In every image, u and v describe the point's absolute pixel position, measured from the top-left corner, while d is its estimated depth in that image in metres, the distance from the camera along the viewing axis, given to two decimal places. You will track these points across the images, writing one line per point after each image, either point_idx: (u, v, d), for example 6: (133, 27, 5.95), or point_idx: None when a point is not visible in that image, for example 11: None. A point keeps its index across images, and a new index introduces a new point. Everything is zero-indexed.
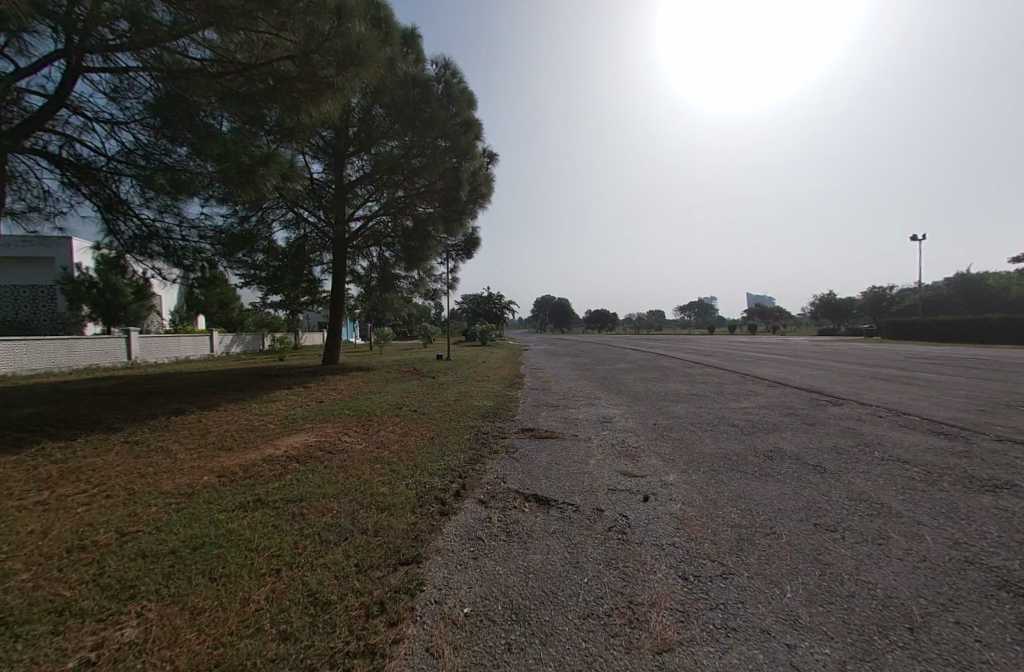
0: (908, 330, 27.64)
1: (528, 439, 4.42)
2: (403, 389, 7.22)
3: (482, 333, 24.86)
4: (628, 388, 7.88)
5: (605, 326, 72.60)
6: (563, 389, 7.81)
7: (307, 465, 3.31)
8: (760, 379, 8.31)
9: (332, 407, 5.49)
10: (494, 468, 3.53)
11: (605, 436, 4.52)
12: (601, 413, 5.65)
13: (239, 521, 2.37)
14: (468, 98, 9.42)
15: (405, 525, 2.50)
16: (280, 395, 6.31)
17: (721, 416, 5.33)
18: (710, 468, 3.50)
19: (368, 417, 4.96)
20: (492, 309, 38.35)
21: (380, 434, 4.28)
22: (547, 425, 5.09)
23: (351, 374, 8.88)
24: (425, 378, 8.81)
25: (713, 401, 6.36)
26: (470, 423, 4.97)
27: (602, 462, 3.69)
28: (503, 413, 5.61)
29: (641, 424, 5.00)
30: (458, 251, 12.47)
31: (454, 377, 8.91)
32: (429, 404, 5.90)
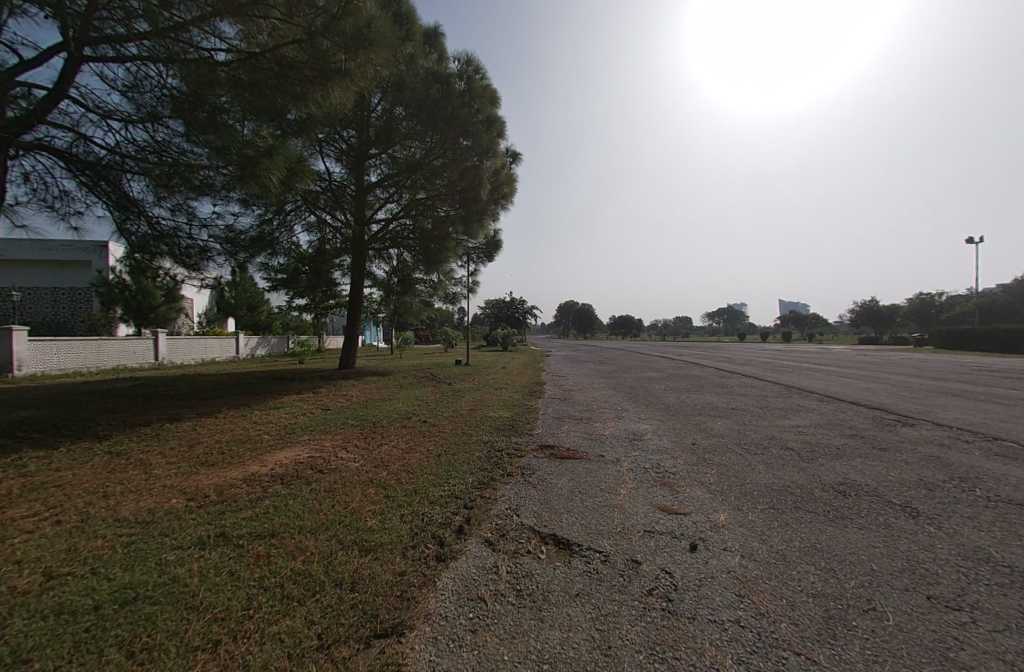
0: (966, 340, 25.34)
1: (548, 460, 3.87)
2: (416, 396, 6.79)
3: (502, 339, 24.42)
4: (659, 399, 7.20)
5: (628, 332, 70.91)
6: (587, 399, 7.21)
7: (292, 488, 2.90)
8: (810, 392, 7.44)
9: (337, 416, 5.10)
10: (507, 498, 2.99)
11: (638, 457, 3.92)
12: (631, 428, 5.03)
13: (188, 565, 2.01)
14: (491, 94, 8.92)
15: (390, 575, 2.02)
16: (288, 400, 6.01)
17: (770, 436, 4.62)
18: (770, 504, 2.87)
19: (373, 429, 4.53)
20: (513, 314, 37.94)
21: (382, 449, 3.82)
22: (569, 441, 4.53)
23: (364, 379, 8.57)
24: (440, 384, 8.37)
25: (759, 417, 5.64)
26: (484, 438, 4.46)
27: (637, 492, 3.09)
28: (520, 426, 5.07)
29: (678, 443, 4.37)
30: (478, 253, 12.05)
31: (470, 384, 8.46)
32: (441, 414, 5.45)
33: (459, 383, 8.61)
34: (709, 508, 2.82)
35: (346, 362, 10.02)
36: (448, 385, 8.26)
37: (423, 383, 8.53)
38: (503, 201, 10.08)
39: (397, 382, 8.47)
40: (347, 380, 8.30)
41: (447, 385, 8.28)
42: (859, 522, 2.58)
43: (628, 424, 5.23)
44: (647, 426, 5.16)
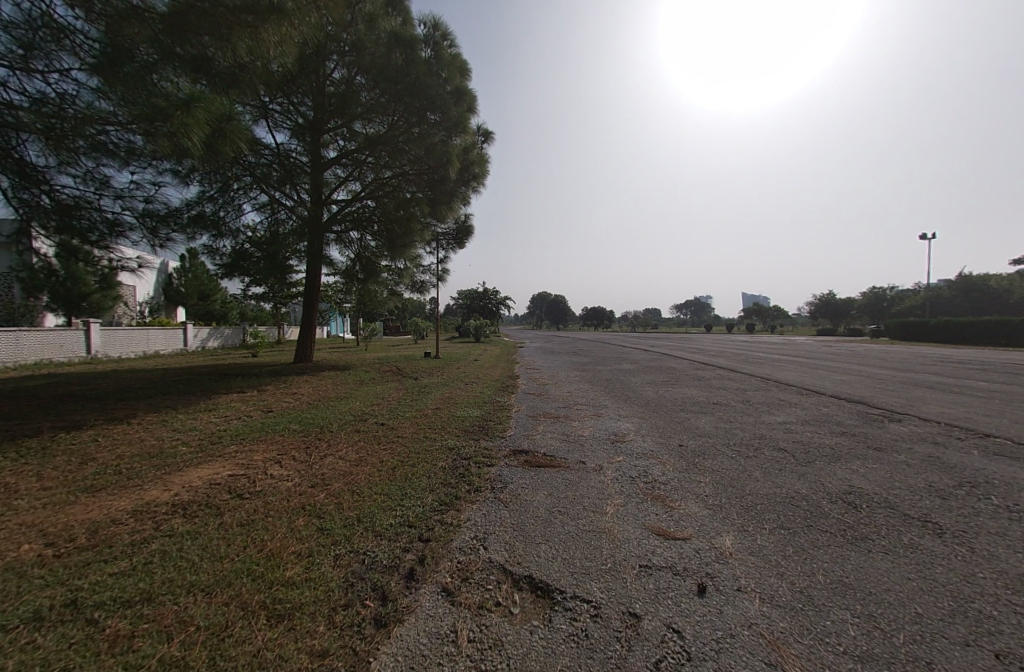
0: (917, 331, 26.93)
1: (521, 468, 3.38)
2: (377, 393, 6.11)
3: (476, 330, 23.78)
4: (638, 394, 6.87)
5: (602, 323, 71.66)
6: (563, 395, 6.76)
7: (198, 521, 2.25)
8: (787, 385, 7.32)
9: (279, 419, 4.39)
10: (471, 522, 2.46)
11: (622, 464, 3.49)
12: (613, 428, 4.62)
13: (3, 661, 1.36)
14: (461, 63, 8.20)
15: (306, 655, 1.45)
16: (225, 400, 5.24)
17: (759, 435, 4.32)
18: (778, 524, 2.49)
19: (318, 435, 3.87)
20: (487, 304, 37.25)
21: (325, 462, 3.20)
22: (545, 444, 4.06)
23: (322, 374, 7.81)
24: (406, 379, 7.74)
25: (743, 412, 5.39)
26: (449, 443, 3.91)
27: (626, 510, 2.64)
28: (491, 427, 4.55)
29: (665, 446, 3.98)
30: (448, 239, 11.34)
31: (440, 379, 7.88)
32: (403, 414, 4.86)
33: (428, 378, 8.02)
34: (712, 531, 2.40)
35: (302, 356, 9.18)
36: (415, 380, 7.64)
37: (388, 378, 7.88)
38: (475, 184, 9.43)
39: (359, 377, 7.78)
40: (303, 376, 7.53)
41: (414, 380, 7.67)
42: (880, 545, 2.26)
43: (609, 423, 4.82)
44: (630, 425, 4.77)
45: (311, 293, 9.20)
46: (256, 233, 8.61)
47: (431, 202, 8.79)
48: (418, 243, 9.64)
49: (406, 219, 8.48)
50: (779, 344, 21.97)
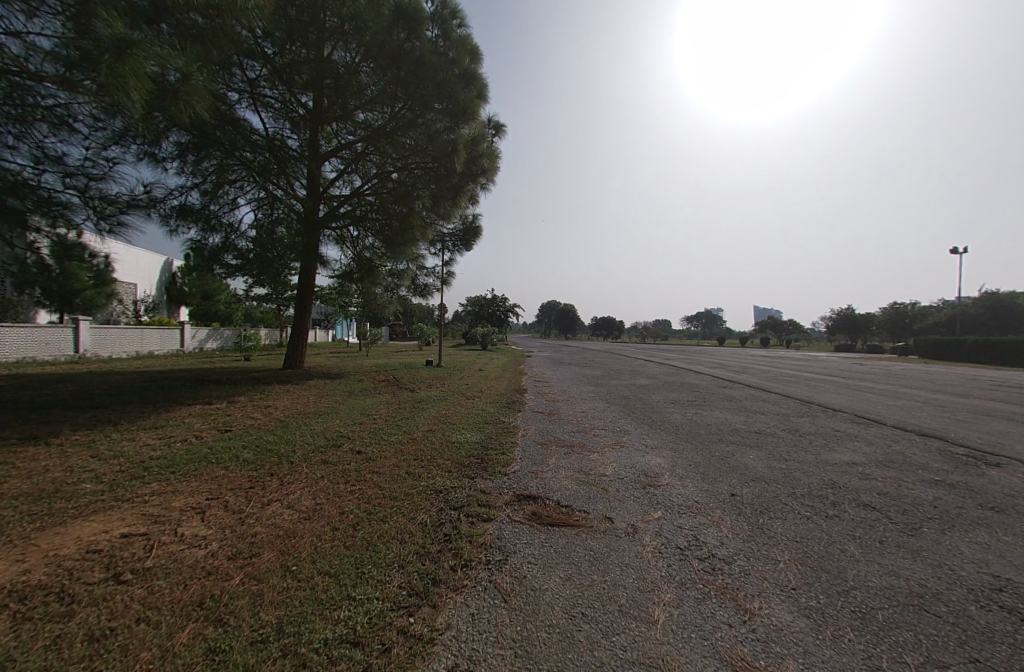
0: (950, 350, 25.38)
1: (528, 527, 2.52)
2: (362, 409, 5.28)
3: (483, 337, 23.08)
4: (663, 416, 5.96)
5: (612, 333, 70.43)
6: (577, 415, 5.89)
7: (28, 634, 1.45)
8: (835, 411, 6.36)
9: (234, 441, 3.59)
10: (452, 637, 1.59)
11: (663, 524, 2.61)
12: (642, 464, 3.74)
13: None
14: (471, 46, 7.53)
15: None
16: (182, 413, 4.46)
17: (831, 483, 3.41)
18: (926, 654, 1.60)
19: (274, 468, 3.05)
20: (496, 311, 36.55)
21: (265, 514, 2.37)
22: (560, 486, 3.20)
23: (308, 382, 7.06)
24: (401, 391, 6.95)
25: (796, 446, 4.47)
26: (436, 483, 3.06)
27: (683, 615, 1.76)
28: (493, 459, 3.71)
29: (715, 495, 3.09)
30: (454, 240, 10.60)
31: (438, 392, 7.09)
32: (387, 438, 4.04)
33: (425, 390, 7.22)
34: (829, 668, 1.51)
35: (292, 361, 8.43)
36: (410, 393, 6.84)
37: (381, 388, 7.11)
38: (482, 180, 8.72)
39: (348, 387, 7.02)
40: (287, 383, 6.78)
41: (409, 392, 6.88)
42: None
43: (635, 456, 3.95)
44: (662, 460, 3.89)
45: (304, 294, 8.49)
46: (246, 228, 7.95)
47: (433, 196, 8.01)
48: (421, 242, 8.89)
49: (406, 214, 7.73)
50: (801, 360, 20.82)
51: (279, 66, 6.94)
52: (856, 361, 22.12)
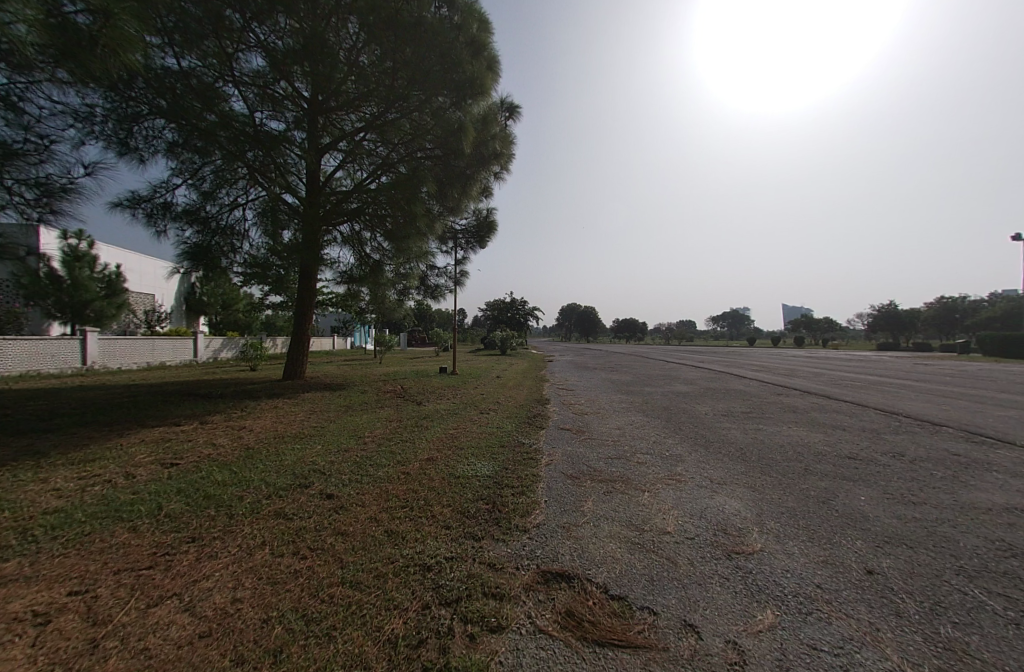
0: (1021, 347, 22.77)
1: (561, 646, 1.53)
2: (355, 430, 4.41)
3: (501, 342, 22.24)
4: (719, 433, 4.85)
5: (635, 335, 68.30)
6: (613, 433, 4.85)
7: None
8: (940, 426, 5.08)
9: (169, 484, 2.76)
10: None
11: (784, 640, 1.58)
12: (716, 515, 2.68)
13: None
14: (480, 12, 6.70)
15: None
16: (132, 441, 3.68)
17: (1010, 549, 2.29)
18: None
19: (201, 531, 2.19)
20: (514, 315, 35.71)
21: (136, 633, 1.47)
22: (603, 551, 2.22)
23: (304, 394, 6.31)
24: (406, 405, 6.07)
25: (915, 480, 3.34)
26: (425, 552, 2.11)
27: None
28: (509, 504, 2.76)
29: (845, 574, 2.03)
30: (466, 236, 9.73)
31: (447, 404, 6.18)
32: (374, 473, 3.15)
33: (433, 402, 6.33)
34: None
35: (292, 373, 7.73)
36: (416, 406, 5.99)
37: (384, 401, 6.27)
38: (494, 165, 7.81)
39: (346, 399, 6.21)
40: (280, 396, 6.04)
41: (413, 406, 5.98)
42: None
43: (703, 500, 2.89)
44: (743, 508, 2.82)
45: (304, 300, 7.81)
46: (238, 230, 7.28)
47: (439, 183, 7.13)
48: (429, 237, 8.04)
49: (410, 203, 6.89)
50: (851, 361, 18.90)
51: (268, 46, 6.30)
52: (916, 360, 19.94)
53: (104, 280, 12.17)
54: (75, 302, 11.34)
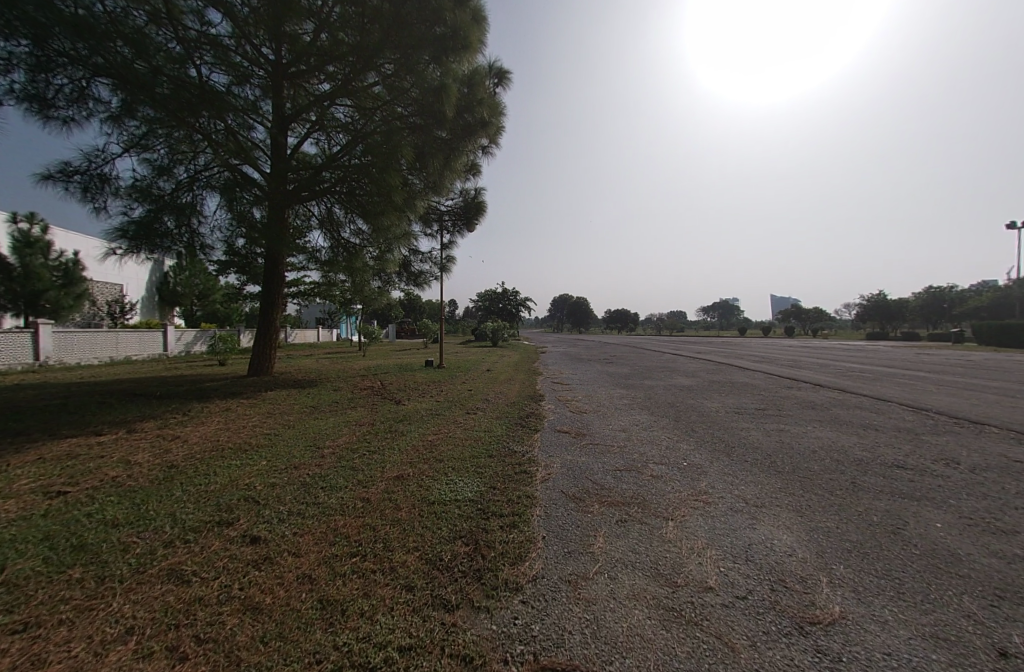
0: (1015, 336, 22.71)
1: None
2: (315, 438, 3.71)
3: (493, 333, 21.54)
4: (739, 435, 4.25)
5: (628, 326, 68.00)
6: (618, 437, 4.21)
7: None
8: (982, 426, 4.54)
9: (37, 525, 2.04)
10: None
11: None
12: (766, 558, 2.05)
13: None
14: None
15: None
16: (24, 457, 2.92)
17: None
18: None
19: (43, 610, 1.50)
20: (507, 306, 34.91)
21: None
22: (629, 623, 1.58)
23: (268, 392, 5.57)
24: (382, 404, 5.36)
25: (988, 498, 2.76)
26: (372, 640, 1.43)
27: None
28: (498, 543, 2.11)
29: (973, 660, 1.43)
30: (452, 217, 8.94)
31: (430, 403, 5.48)
32: (325, 500, 2.46)
33: (414, 400, 5.63)
34: None
35: (259, 368, 6.99)
36: (393, 406, 5.28)
37: (358, 400, 5.55)
38: (482, 136, 7.01)
39: (315, 398, 5.49)
40: (238, 395, 5.30)
41: (391, 405, 5.27)
42: None
43: (745, 535, 2.26)
44: (799, 545, 2.20)
45: (272, 287, 7.03)
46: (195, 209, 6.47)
47: (419, 154, 6.32)
48: (411, 217, 7.24)
49: (386, 175, 6.08)
50: (850, 351, 18.58)
51: None
52: (913, 350, 19.68)
53: (60, 268, 11.05)
54: (27, 292, 10.28)
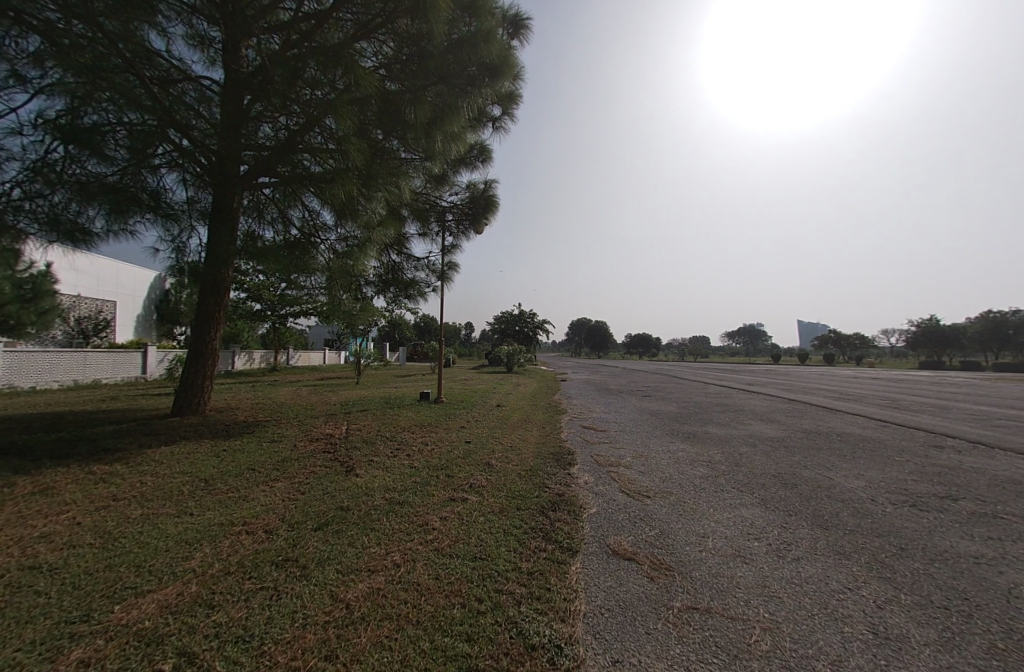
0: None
1: None
2: (94, 613, 1.66)
3: (509, 358, 19.63)
4: (993, 582, 2.06)
5: (652, 351, 64.99)
6: (743, 587, 2.05)
7: None
8: None
9: None
10: None
11: None
12: None
13: None
14: None
15: None
16: None
17: None
18: None
19: None
20: (524, 329, 33.10)
21: None
22: None
23: (158, 451, 3.64)
24: (317, 476, 3.32)
25: None
26: None
27: None
28: None
29: None
30: (456, 215, 7.14)
31: (397, 474, 3.40)
32: None
33: (375, 467, 3.57)
34: None
35: (184, 408, 5.04)
36: (332, 481, 3.22)
37: (286, 466, 3.51)
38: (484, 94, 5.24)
39: (225, 463, 3.52)
40: (107, 460, 3.39)
41: (329, 480, 3.23)
42: None
43: None
44: None
45: (214, 299, 5.22)
46: (105, 191, 4.68)
47: (397, 111, 4.59)
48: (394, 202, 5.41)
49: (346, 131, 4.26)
50: (925, 384, 15.73)
51: None
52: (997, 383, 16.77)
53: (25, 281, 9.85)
54: None
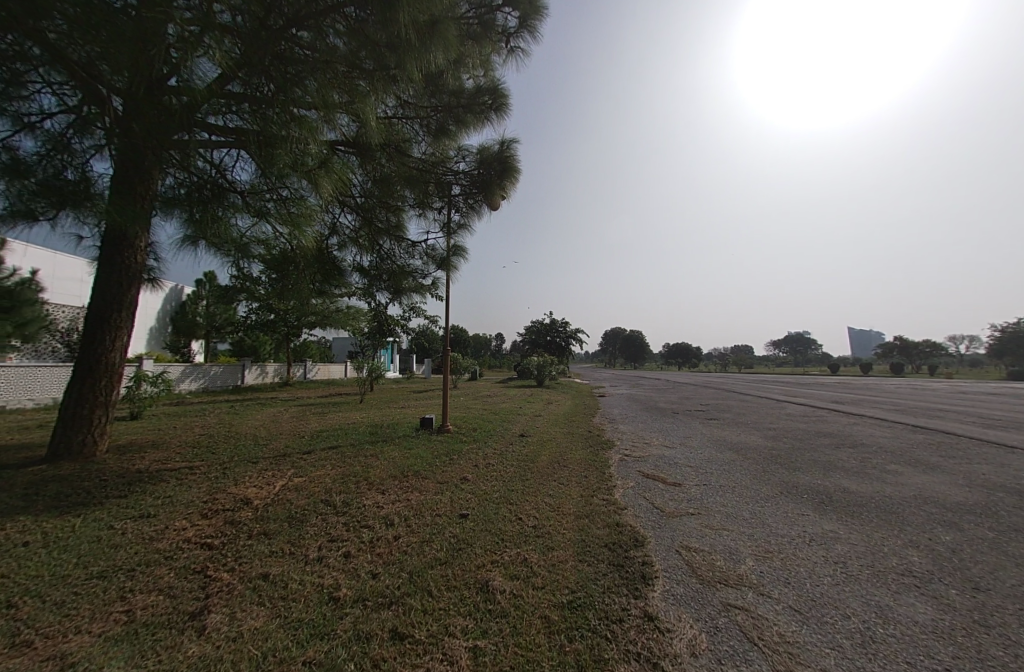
0: None
1: None
2: None
3: (539, 369, 17.72)
4: None
5: (692, 361, 60.87)
6: None
7: None
8: None
9: None
10: None
11: None
12: None
13: None
14: None
15: None
16: None
17: None
18: None
19: None
20: (555, 338, 31.11)
21: None
22: None
23: None
24: (117, 635, 1.57)
25: None
26: None
27: None
28: None
29: None
30: (464, 187, 5.47)
31: (283, 638, 1.57)
32: None
33: (253, 605, 1.76)
34: None
35: (59, 448, 3.48)
36: (123, 663, 1.43)
37: (82, 599, 1.77)
38: None
39: None
40: None
41: (117, 662, 1.43)
42: None
43: None
44: None
45: (111, 297, 3.62)
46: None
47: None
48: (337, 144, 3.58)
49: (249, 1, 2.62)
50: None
51: None
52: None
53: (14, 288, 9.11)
54: None
